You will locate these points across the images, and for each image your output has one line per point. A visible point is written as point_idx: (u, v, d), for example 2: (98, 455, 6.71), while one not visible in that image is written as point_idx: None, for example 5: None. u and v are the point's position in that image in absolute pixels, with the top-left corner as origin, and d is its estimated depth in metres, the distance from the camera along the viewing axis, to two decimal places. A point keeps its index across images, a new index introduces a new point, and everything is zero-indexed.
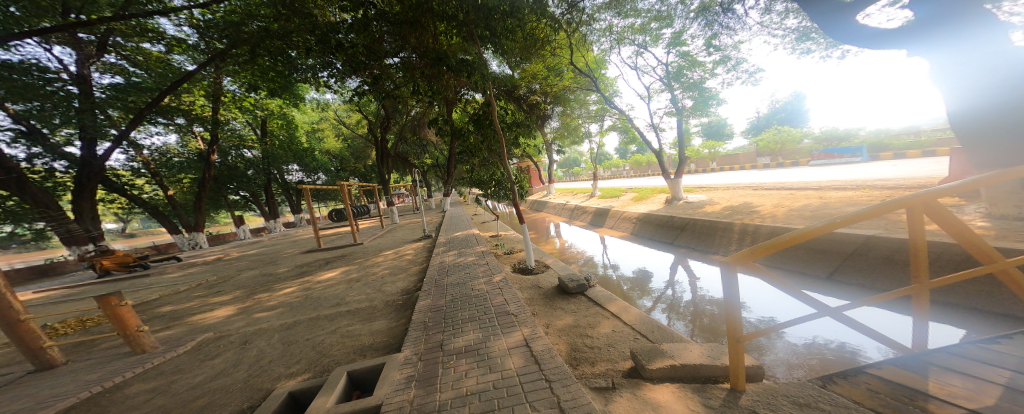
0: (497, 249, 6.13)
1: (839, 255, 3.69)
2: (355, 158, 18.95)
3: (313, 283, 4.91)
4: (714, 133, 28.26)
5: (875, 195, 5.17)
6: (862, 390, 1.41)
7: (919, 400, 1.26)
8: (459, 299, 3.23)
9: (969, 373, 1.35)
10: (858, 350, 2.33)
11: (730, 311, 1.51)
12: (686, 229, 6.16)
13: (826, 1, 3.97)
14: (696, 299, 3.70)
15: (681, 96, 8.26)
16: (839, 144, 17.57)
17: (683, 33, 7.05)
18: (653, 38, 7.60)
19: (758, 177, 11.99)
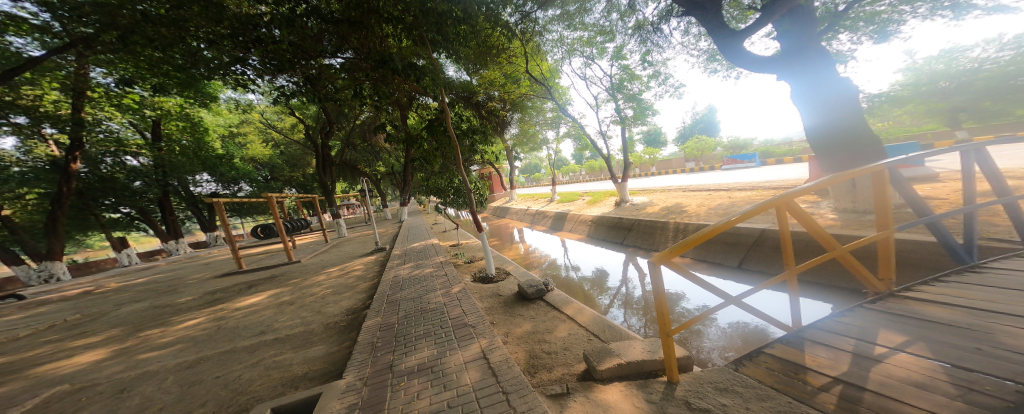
0: (457, 258, 5.96)
1: (744, 247, 4.33)
2: (291, 166, 17.40)
3: (229, 311, 4.24)
4: (653, 141, 31.39)
5: (769, 194, 6.29)
6: (762, 368, 1.66)
7: (803, 374, 1.53)
8: (412, 315, 3.05)
9: (834, 344, 1.68)
10: (765, 329, 2.78)
11: (661, 306, 1.70)
12: (632, 229, 6.70)
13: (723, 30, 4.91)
14: (645, 294, 4.03)
15: (624, 106, 9.00)
16: (747, 151, 20.77)
17: (623, 47, 7.74)
18: (598, 52, 8.23)
19: (688, 180, 13.62)
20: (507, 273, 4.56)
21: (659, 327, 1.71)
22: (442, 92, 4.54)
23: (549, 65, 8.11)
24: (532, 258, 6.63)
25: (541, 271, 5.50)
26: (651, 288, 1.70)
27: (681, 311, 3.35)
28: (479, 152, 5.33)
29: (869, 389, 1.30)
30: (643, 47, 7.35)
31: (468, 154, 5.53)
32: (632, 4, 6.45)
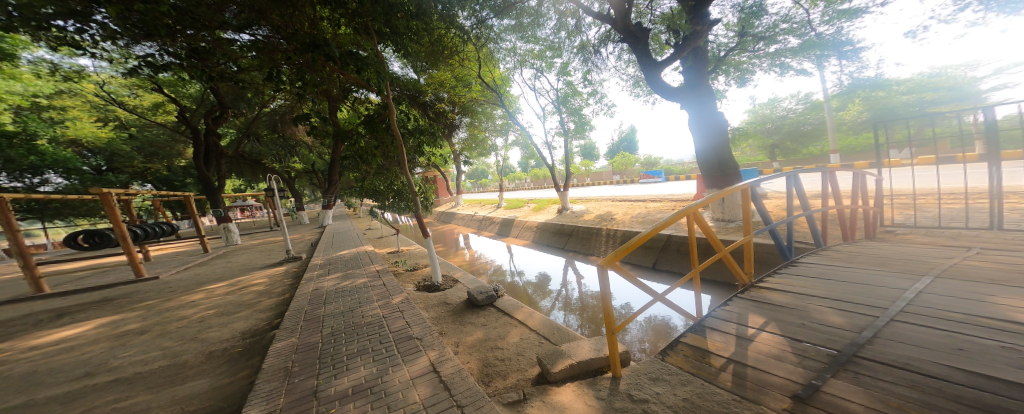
0: (398, 266, 5.54)
1: (656, 249, 5.01)
2: (149, 156, 12.40)
3: (20, 351, 3.07)
4: (589, 154, 34.27)
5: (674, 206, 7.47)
6: (682, 356, 1.91)
7: (713, 358, 1.82)
8: (343, 331, 2.71)
9: (732, 330, 2.06)
10: (670, 320, 3.27)
11: (606, 306, 1.84)
12: (572, 235, 7.12)
13: (647, 60, 6.08)
14: (582, 295, 4.34)
15: (567, 119, 9.66)
16: (662, 168, 24.19)
17: (568, 64, 8.37)
18: (546, 66, 8.75)
19: (618, 191, 15.19)
20: (454, 280, 4.42)
21: (604, 326, 1.84)
22: (386, 87, 4.24)
23: (500, 72, 8.44)
24: (478, 264, 6.56)
25: (487, 277, 5.48)
26: (600, 291, 1.83)
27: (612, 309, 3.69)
28: (425, 153, 5.09)
29: (763, 370, 1.61)
30: (586, 66, 8.02)
31: (413, 155, 5.25)
32: (578, 26, 7.05)
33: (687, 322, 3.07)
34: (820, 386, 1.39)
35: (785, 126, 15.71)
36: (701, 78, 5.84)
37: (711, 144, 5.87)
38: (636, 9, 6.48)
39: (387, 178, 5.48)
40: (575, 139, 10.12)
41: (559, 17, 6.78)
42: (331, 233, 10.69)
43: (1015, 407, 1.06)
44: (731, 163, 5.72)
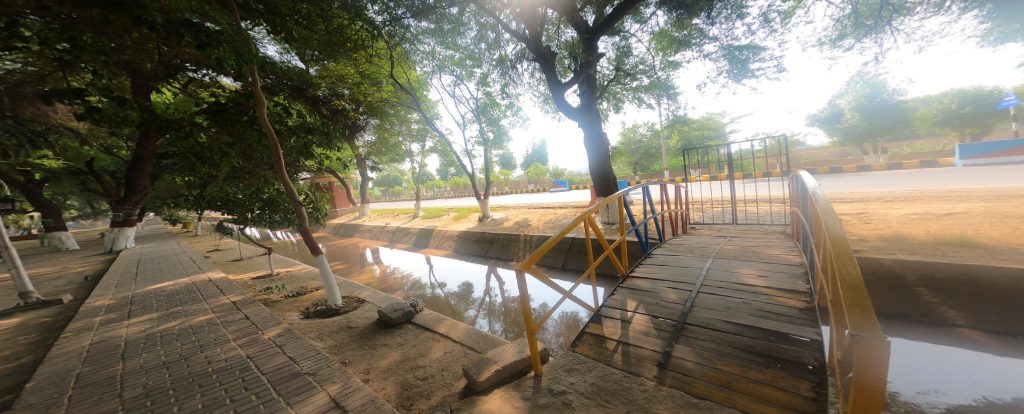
0: (272, 294, 4.49)
1: (563, 250, 5.54)
2: None
3: None
4: (508, 163, 35.85)
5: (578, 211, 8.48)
6: (588, 345, 2.15)
7: (613, 343, 2.12)
8: (175, 387, 1.94)
9: (623, 315, 2.44)
10: (578, 313, 3.65)
11: (525, 308, 1.94)
12: (493, 242, 7.24)
13: (552, 79, 6.77)
14: (504, 301, 4.44)
15: (486, 129, 9.89)
16: (570, 178, 26.98)
17: (488, 76, 8.66)
18: (464, 75, 8.83)
19: (532, 199, 16.27)
20: (361, 300, 3.95)
21: (525, 327, 1.92)
22: (251, 73, 3.28)
23: (416, 75, 8.45)
24: (389, 281, 5.92)
25: (404, 293, 5.04)
26: (520, 295, 1.91)
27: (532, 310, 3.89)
28: (314, 156, 4.46)
29: (647, 349, 1.99)
30: (504, 79, 8.41)
31: (299, 157, 4.58)
32: (496, 40, 7.36)
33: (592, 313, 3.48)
34: (675, 353, 1.89)
35: (641, 148, 19.96)
36: (591, 103, 6.85)
37: (600, 156, 6.88)
38: (546, 33, 7.18)
39: (257, 180, 4.44)
40: (493, 149, 10.43)
41: (479, 28, 6.96)
42: (142, 260, 7.74)
43: (757, 344, 1.83)
44: (611, 175, 6.86)
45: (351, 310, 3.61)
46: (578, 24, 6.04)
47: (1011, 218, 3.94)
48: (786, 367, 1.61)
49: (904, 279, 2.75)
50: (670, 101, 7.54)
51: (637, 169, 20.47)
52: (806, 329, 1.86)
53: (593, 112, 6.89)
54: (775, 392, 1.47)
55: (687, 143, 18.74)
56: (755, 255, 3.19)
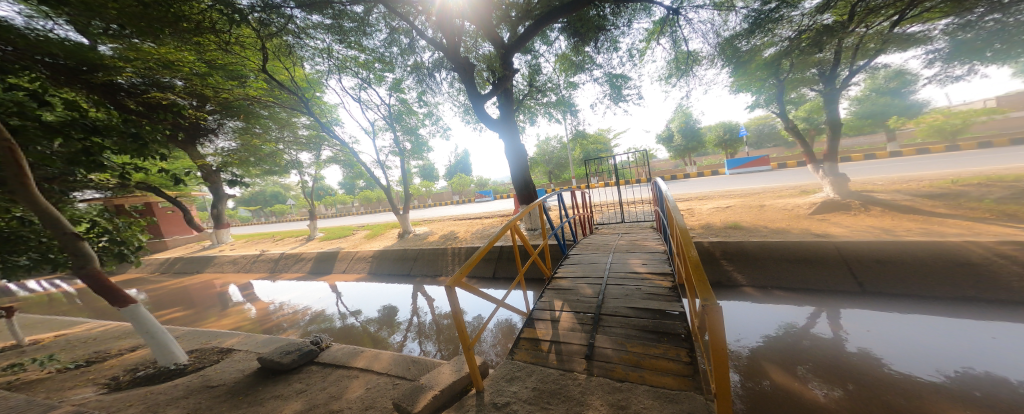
0: (23, 373, 3.12)
1: (493, 259, 5.57)
2: None
3: None
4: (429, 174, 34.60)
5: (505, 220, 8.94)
6: (525, 350, 2.17)
7: (543, 344, 2.22)
8: None
9: (550, 314, 2.59)
10: (512, 319, 3.71)
11: (458, 323, 1.86)
12: (417, 259, 6.80)
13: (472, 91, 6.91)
14: (434, 318, 4.20)
15: (402, 138, 9.37)
16: (492, 188, 27.42)
17: (402, 82, 8.25)
18: (374, 78, 8.20)
19: (457, 210, 16.02)
20: (226, 351, 3.18)
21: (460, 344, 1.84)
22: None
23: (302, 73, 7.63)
24: (274, 322, 4.78)
25: (308, 332, 4.19)
26: (452, 311, 1.83)
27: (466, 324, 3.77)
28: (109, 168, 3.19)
29: (575, 343, 2.15)
30: (422, 87, 8.16)
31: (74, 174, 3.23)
32: (411, 45, 7.07)
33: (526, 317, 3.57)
34: (598, 343, 2.09)
35: (555, 158, 21.87)
36: (510, 116, 7.20)
37: (521, 165, 7.27)
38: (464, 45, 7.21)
39: None
40: (412, 159, 9.91)
41: (389, 31, 6.57)
42: None
43: (650, 323, 2.22)
44: (531, 184, 7.26)
45: (200, 368, 2.84)
46: (494, 39, 6.27)
47: (755, 209, 6.04)
48: (672, 339, 2.00)
49: (713, 255, 4.04)
50: (573, 117, 8.48)
51: (552, 179, 22.21)
52: (677, 304, 2.36)
53: (512, 126, 7.25)
54: (669, 363, 1.80)
55: (586, 154, 21.40)
56: (637, 247, 3.83)
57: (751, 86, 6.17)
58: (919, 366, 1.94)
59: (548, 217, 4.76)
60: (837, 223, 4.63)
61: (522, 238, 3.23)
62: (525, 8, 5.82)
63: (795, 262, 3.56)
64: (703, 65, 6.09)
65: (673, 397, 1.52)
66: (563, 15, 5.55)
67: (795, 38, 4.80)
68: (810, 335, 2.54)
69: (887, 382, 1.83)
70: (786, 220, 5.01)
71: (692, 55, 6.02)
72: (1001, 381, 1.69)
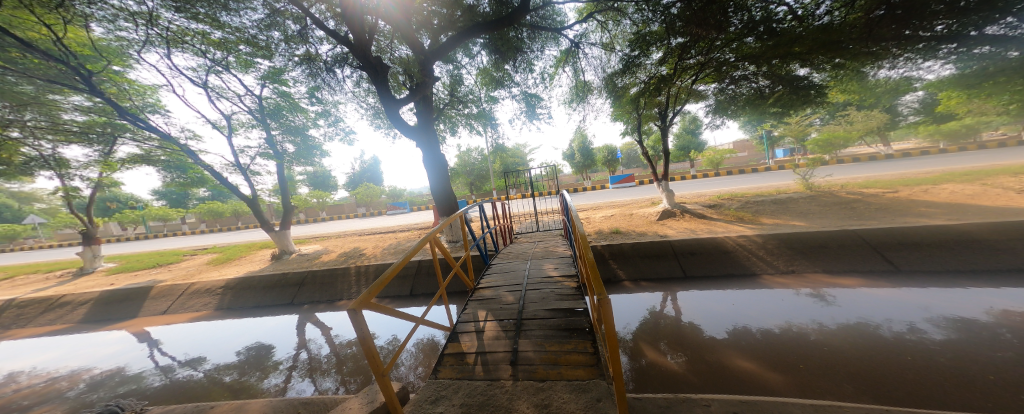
0: None
1: (410, 275, 5.17)
2: None
3: None
4: (321, 183, 30.12)
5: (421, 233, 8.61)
6: (449, 367, 2.06)
7: (467, 357, 2.15)
8: None
9: (470, 326, 2.54)
10: (434, 336, 3.50)
11: (367, 348, 1.66)
12: (305, 283, 5.75)
13: (387, 95, 6.54)
14: (334, 349, 3.61)
15: (281, 139, 8.01)
16: (405, 200, 25.69)
17: (283, 72, 7.20)
18: (239, 62, 6.89)
19: (361, 224, 14.45)
20: None
21: (371, 374, 1.64)
22: None
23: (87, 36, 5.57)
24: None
25: (90, 402, 2.92)
26: (357, 338, 1.61)
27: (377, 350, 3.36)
28: None
29: (498, 350, 2.17)
30: (316, 82, 7.29)
31: None
32: (305, 32, 6.25)
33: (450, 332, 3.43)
34: (521, 347, 2.15)
35: (475, 169, 22.14)
36: (430, 122, 7.01)
37: (442, 171, 7.10)
38: (376, 43, 6.71)
39: None
40: (296, 164, 8.45)
41: (268, 12, 5.61)
42: None
43: (566, 321, 2.40)
44: (453, 196, 7.13)
45: None
46: (414, 45, 6.00)
47: (627, 216, 7.39)
48: (582, 333, 2.21)
49: (602, 255, 4.86)
50: (493, 130, 8.77)
51: (473, 190, 22.29)
52: (583, 301, 2.63)
53: (431, 134, 7.04)
54: (581, 356, 1.98)
55: (506, 166, 22.41)
56: (548, 253, 4.14)
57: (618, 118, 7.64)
58: (715, 328, 2.96)
59: (471, 228, 4.69)
60: (670, 225, 6.14)
61: (443, 250, 3.08)
62: (449, 19, 5.72)
63: (659, 255, 4.64)
64: (594, 94, 7.22)
65: (585, 387, 1.68)
66: (485, 31, 5.72)
67: (648, 82, 6.37)
68: (662, 315, 3.41)
69: (700, 344, 2.72)
70: (656, 225, 6.26)
71: (588, 85, 7.04)
72: (751, 332, 2.80)
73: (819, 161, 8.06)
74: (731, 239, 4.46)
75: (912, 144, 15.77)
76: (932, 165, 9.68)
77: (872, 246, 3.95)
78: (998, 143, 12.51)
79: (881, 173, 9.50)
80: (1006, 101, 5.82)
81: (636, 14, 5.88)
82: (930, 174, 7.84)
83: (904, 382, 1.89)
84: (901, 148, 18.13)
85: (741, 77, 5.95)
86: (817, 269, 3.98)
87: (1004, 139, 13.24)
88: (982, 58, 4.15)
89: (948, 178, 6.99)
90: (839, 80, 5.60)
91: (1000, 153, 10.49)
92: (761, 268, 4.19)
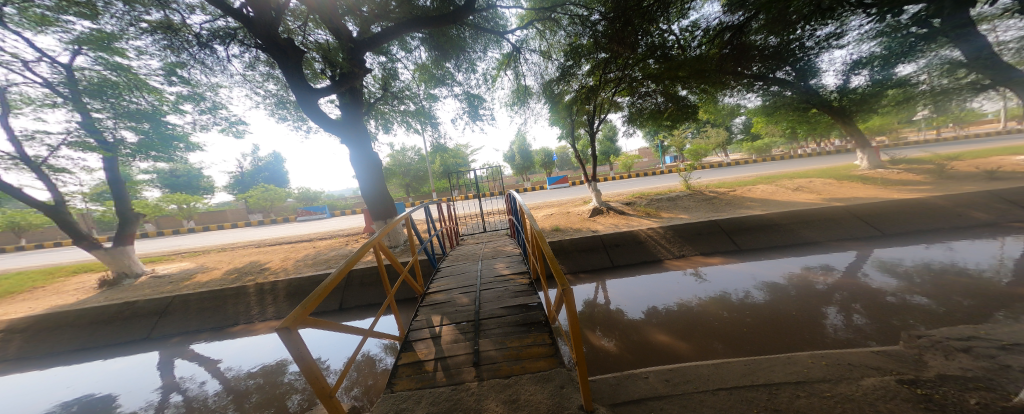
0: None
1: (338, 288, 4.60)
2: None
3: None
4: (183, 185, 23.87)
5: (342, 240, 7.72)
6: (406, 379, 1.92)
7: (424, 365, 2.04)
8: None
9: (422, 334, 2.41)
10: (369, 351, 3.19)
11: (310, 372, 1.45)
12: (176, 311, 4.55)
13: (301, 83, 5.67)
14: (229, 384, 2.95)
15: (114, 125, 6.09)
16: (317, 203, 22.59)
17: (117, 39, 5.53)
18: (26, 16, 5.06)
19: (258, 234, 12.15)
20: None
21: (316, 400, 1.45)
22: None
23: None
24: None
25: None
26: (297, 361, 1.39)
27: (292, 379, 2.89)
28: None
29: (458, 354, 2.12)
30: (177, 57, 5.80)
31: None
32: None
33: (392, 345, 3.17)
34: (482, 347, 2.14)
35: (413, 170, 20.83)
36: (358, 118, 6.33)
37: (371, 170, 6.50)
38: (283, 23, 5.75)
39: None
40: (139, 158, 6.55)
41: None
42: None
43: (527, 317, 2.47)
44: (390, 198, 6.54)
45: None
46: (339, 30, 5.32)
47: (560, 214, 7.96)
48: (539, 327, 2.32)
49: None
50: (433, 129, 8.37)
51: (409, 192, 21.05)
52: (535, 296, 2.75)
53: (360, 131, 6.36)
54: (541, 348, 2.09)
55: (443, 168, 21.88)
56: (494, 253, 4.18)
57: (557, 123, 8.21)
58: (639, 309, 3.45)
59: (416, 230, 4.38)
60: (598, 222, 6.87)
61: (388, 256, 2.83)
62: (383, 8, 5.35)
63: (590, 248, 5.17)
64: (534, 99, 7.57)
65: (547, 377, 1.78)
66: (424, 26, 5.48)
67: (582, 90, 7.03)
68: (595, 303, 3.81)
69: (627, 326, 3.13)
70: (584, 222, 6.92)
71: (528, 89, 7.34)
72: (662, 310, 3.34)
73: (695, 166, 10.05)
74: (643, 231, 5.25)
75: (745, 154, 21.20)
76: (758, 170, 13.13)
77: (740, 231, 5.09)
78: (789, 154, 17.86)
79: (730, 176, 12.46)
80: (786, 127, 8.76)
81: (570, 26, 6.43)
82: (755, 177, 10.71)
83: (753, 336, 2.54)
84: (737, 157, 24.34)
85: (645, 94, 6.99)
86: (703, 252, 4.96)
87: (790, 152, 19.13)
88: (773, 95, 7.09)
89: (769, 179, 9.65)
90: (705, 101, 7.20)
91: (791, 162, 14.93)
92: (664, 254, 5.02)
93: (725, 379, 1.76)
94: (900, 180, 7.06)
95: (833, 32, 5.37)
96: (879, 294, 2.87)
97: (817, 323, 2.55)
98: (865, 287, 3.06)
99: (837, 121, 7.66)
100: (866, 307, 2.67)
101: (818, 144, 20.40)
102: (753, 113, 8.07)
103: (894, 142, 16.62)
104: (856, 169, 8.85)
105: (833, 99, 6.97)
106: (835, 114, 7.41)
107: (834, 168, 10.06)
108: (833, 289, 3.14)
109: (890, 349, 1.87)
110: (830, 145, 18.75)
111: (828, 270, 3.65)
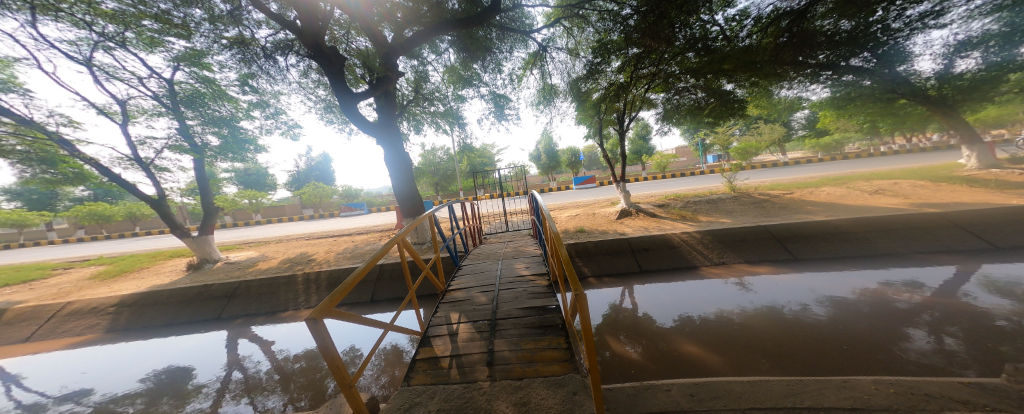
0: None
1: (371, 281, 4.87)
2: None
3: None
4: (254, 182, 26.91)
5: (378, 235, 8.21)
6: (423, 373, 1.99)
7: (441, 361, 2.09)
8: None
9: (442, 330, 2.47)
10: (397, 343, 3.34)
11: (331, 360, 1.55)
12: (238, 295, 5.12)
13: (343, 88, 6.12)
14: (277, 365, 3.26)
15: (201, 129, 6.97)
16: (359, 200, 24.22)
17: (205, 55, 6.32)
18: (141, 39, 5.96)
19: (307, 228, 13.33)
20: None
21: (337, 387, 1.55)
22: None
23: None
24: None
25: None
26: (319, 349, 1.48)
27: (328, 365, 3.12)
28: None
29: (473, 352, 2.14)
30: (248, 68, 6.52)
31: None
32: (238, 14, 5.58)
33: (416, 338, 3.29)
34: (496, 347, 2.15)
35: (440, 169, 21.65)
36: (391, 120, 6.68)
37: (403, 171, 6.81)
38: (330, 32, 6.23)
39: None
40: (221, 159, 7.48)
41: None
42: None
43: (543, 319, 2.44)
44: (419, 197, 6.84)
45: None
46: (376, 38, 5.58)
47: (589, 215, 7.74)
48: (554, 330, 2.28)
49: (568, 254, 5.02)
50: (461, 129, 8.56)
51: (439, 190, 21.74)
52: (554, 298, 2.71)
53: (393, 132, 6.70)
54: (554, 352, 2.05)
55: (473, 167, 22.30)
56: (519, 254, 4.16)
57: (585, 122, 7.99)
58: (667, 318, 3.25)
59: (439, 228, 4.51)
60: (627, 224, 6.59)
61: (411, 253, 2.93)
62: (415, 14, 5.47)
63: (619, 252, 4.96)
64: (560, 98, 7.46)
65: (560, 382, 1.75)
66: (454, 29, 5.62)
67: (609, 88, 6.78)
68: (621, 308, 3.66)
69: (654, 333, 2.96)
70: (614, 224, 6.66)
71: (554, 88, 7.24)
72: (694, 320, 3.11)
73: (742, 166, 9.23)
74: (677, 235, 4.92)
75: (805, 152, 19.08)
76: (820, 171, 11.70)
77: (799, 238, 4.57)
78: (861, 152, 15.74)
79: (786, 177, 11.25)
80: (863, 120, 7.66)
81: (599, 22, 6.22)
82: (817, 178, 9.56)
83: (806, 354, 2.28)
84: (796, 155, 21.91)
85: (683, 89, 6.56)
86: (752, 259, 4.53)
87: (863, 150, 16.83)
88: (848, 84, 6.09)
89: (831, 180, 8.59)
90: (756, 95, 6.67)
91: (863, 161, 13.11)
92: (700, 260, 4.68)
93: (760, 399, 1.60)
94: (1011, 183, 5.90)
95: (930, 10, 4.63)
96: (984, 318, 2.42)
97: (883, 346, 2.23)
98: (966, 309, 2.60)
99: (936, 113, 6.50)
100: (964, 332, 2.27)
101: (901, 140, 17.69)
102: (818, 106, 7.16)
103: (1006, 137, 13.92)
104: (953, 170, 7.52)
105: (930, 88, 6.00)
106: (932, 104, 6.28)
107: (920, 168, 8.67)
108: (918, 309, 2.70)
109: (984, 382, 1.58)
110: (916, 141, 16.19)
111: (913, 288, 3.15)
